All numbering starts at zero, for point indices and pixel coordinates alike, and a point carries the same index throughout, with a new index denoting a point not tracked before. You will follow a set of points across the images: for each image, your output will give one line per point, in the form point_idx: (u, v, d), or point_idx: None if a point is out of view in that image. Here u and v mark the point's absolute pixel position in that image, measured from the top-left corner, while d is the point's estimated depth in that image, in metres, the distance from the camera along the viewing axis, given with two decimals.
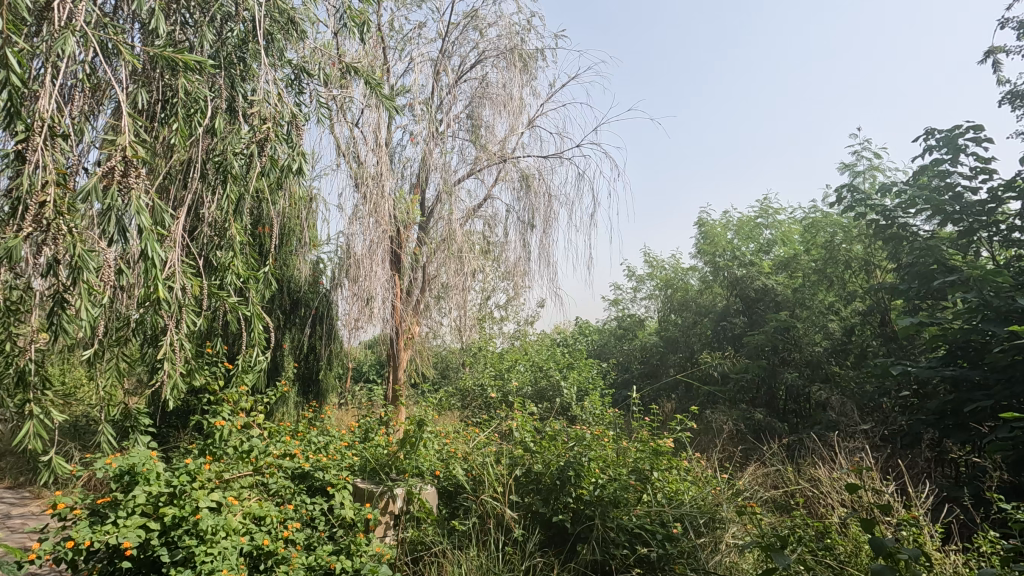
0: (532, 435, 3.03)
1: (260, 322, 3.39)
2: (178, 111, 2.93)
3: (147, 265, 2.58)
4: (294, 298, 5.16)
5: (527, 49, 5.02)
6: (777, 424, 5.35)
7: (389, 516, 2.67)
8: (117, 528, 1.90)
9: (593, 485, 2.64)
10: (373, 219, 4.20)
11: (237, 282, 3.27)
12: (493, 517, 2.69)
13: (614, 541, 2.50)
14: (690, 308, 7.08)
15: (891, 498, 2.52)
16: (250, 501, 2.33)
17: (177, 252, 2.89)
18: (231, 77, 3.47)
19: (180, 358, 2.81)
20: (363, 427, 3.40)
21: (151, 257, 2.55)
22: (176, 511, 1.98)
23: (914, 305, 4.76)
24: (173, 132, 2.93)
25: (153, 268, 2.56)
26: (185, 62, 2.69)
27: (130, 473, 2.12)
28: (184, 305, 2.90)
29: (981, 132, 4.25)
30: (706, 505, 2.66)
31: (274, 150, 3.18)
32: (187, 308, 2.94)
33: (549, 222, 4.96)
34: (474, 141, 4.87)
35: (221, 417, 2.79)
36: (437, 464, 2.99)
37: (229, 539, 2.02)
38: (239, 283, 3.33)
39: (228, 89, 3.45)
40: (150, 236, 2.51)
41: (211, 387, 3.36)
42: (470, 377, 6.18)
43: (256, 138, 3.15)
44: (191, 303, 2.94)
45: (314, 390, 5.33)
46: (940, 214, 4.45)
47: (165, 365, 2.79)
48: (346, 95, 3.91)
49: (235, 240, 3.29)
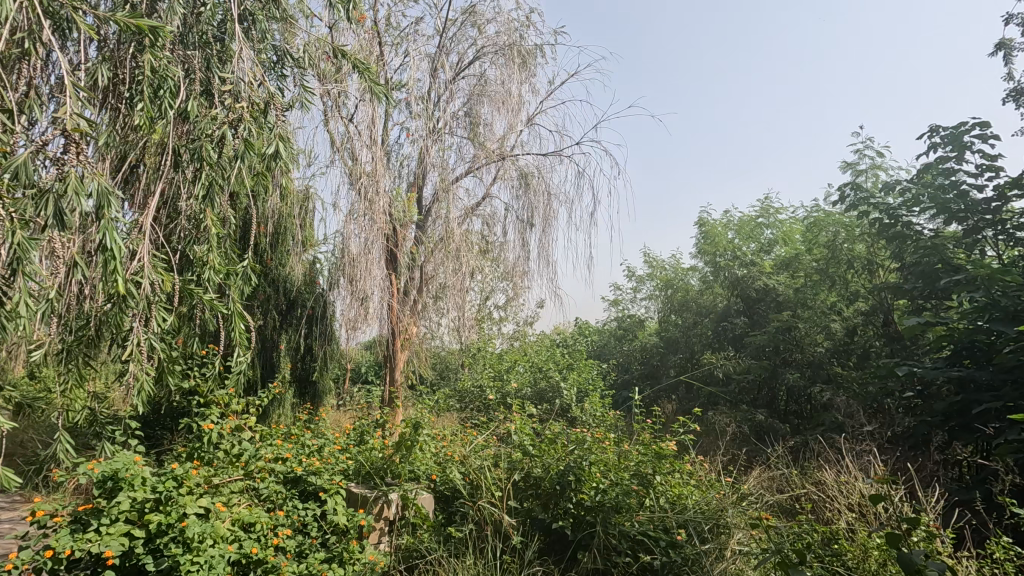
0: (531, 438, 2.95)
1: (242, 320, 3.29)
2: (143, 90, 2.83)
3: (106, 257, 2.46)
4: (290, 298, 5.12)
5: (526, 46, 4.96)
6: (779, 425, 5.28)
7: (384, 522, 2.63)
8: (99, 537, 1.84)
9: (594, 490, 2.57)
10: (369, 217, 4.12)
11: (214, 279, 3.16)
12: (491, 524, 2.61)
13: (616, 548, 2.43)
14: (691, 308, 7.03)
15: (901, 502, 2.45)
16: (239, 507, 2.27)
17: (146, 246, 2.80)
18: (207, 59, 3.33)
19: (146, 355, 2.72)
20: (357, 429, 3.33)
21: (109, 248, 2.44)
22: (161, 518, 1.92)
23: (919, 304, 4.68)
24: (139, 114, 2.82)
25: (112, 261, 2.44)
26: (139, 27, 2.49)
27: (114, 479, 2.06)
28: (153, 302, 2.80)
29: (987, 129, 4.19)
30: (710, 510, 2.58)
31: (246, 131, 3.19)
32: (158, 305, 2.85)
33: (549, 221, 4.89)
34: (472, 139, 4.80)
35: (208, 421, 2.72)
36: (433, 468, 2.93)
37: (216, 547, 1.96)
38: (220, 280, 3.23)
39: (203, 72, 3.31)
40: (110, 225, 2.40)
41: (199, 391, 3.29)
42: (469, 379, 6.10)
43: (222, 118, 3.17)
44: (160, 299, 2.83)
45: (311, 391, 5.27)
46: (945, 213, 4.39)
47: (133, 365, 2.69)
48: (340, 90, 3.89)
49: (211, 233, 3.18)
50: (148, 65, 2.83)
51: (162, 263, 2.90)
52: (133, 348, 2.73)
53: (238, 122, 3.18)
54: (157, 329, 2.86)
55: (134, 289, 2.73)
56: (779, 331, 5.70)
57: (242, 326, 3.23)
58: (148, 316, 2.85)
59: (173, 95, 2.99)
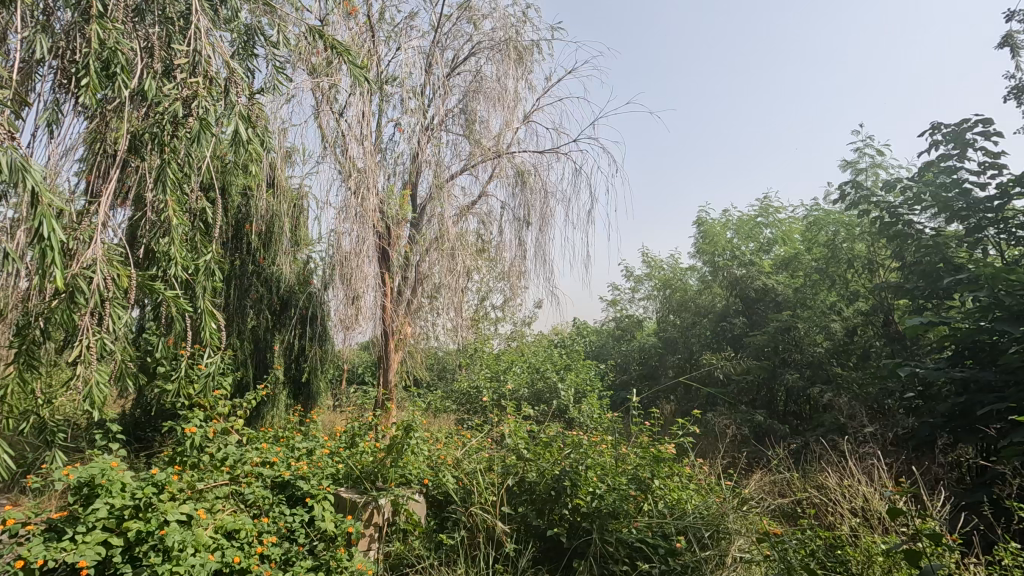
0: (527, 442, 2.88)
1: (213, 319, 3.12)
2: (89, 64, 2.54)
3: (43, 249, 2.23)
4: (283, 298, 5.07)
5: (522, 42, 4.89)
6: (780, 427, 5.22)
7: (373, 528, 2.56)
8: (74, 546, 1.78)
9: (590, 496, 2.49)
10: (362, 216, 4.06)
11: (181, 275, 2.95)
12: (483, 531, 2.54)
13: (614, 556, 2.36)
14: (690, 308, 6.95)
15: (905, 507, 2.40)
16: (222, 513, 2.21)
17: (98, 236, 2.56)
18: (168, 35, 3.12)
19: (95, 356, 2.50)
20: (349, 432, 3.25)
21: (46, 238, 2.20)
22: (140, 526, 1.86)
23: (919, 304, 4.62)
24: (82, 90, 2.55)
25: (49, 252, 2.20)
26: None
27: (90, 485, 1.98)
28: (110, 299, 2.59)
29: (990, 126, 4.13)
30: (712, 515, 2.51)
31: (200, 109, 2.88)
32: (115, 301, 2.63)
33: (545, 219, 4.83)
34: (468, 136, 4.73)
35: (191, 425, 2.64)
36: (426, 472, 2.86)
37: (198, 555, 1.90)
38: (187, 278, 3.07)
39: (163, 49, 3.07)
40: (45, 210, 2.15)
41: (186, 393, 3.22)
42: (465, 379, 6.03)
43: (176, 94, 2.88)
44: (116, 295, 2.59)
45: (305, 393, 5.20)
46: (947, 211, 4.34)
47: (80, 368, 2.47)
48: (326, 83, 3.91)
49: (171, 228, 2.90)
50: (95, 36, 2.57)
51: (118, 257, 2.66)
52: (81, 347, 2.51)
53: (190, 99, 2.89)
54: (110, 328, 2.61)
55: (84, 285, 2.50)
56: (778, 332, 5.65)
57: (212, 326, 3.06)
58: (101, 315, 2.62)
59: (127, 75, 2.70)
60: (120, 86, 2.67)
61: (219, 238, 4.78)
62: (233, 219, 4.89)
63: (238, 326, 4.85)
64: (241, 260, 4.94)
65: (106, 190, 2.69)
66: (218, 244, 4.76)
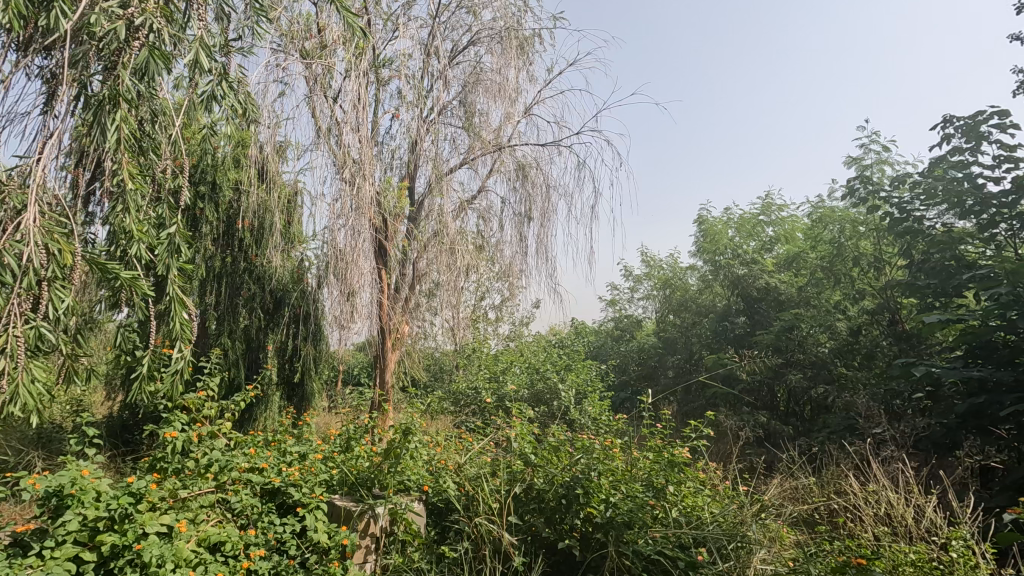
0: (532, 446, 2.71)
1: (182, 307, 2.93)
2: None
3: None
4: (276, 297, 4.92)
5: (524, 33, 4.76)
6: (785, 428, 5.10)
7: (370, 539, 2.43)
8: (43, 562, 1.66)
9: (604, 505, 2.36)
10: (357, 210, 3.91)
11: (142, 253, 2.81)
12: (489, 542, 2.40)
13: (630, 570, 2.22)
14: (690, 308, 6.82)
15: (935, 515, 2.27)
16: (205, 524, 2.08)
17: (34, 201, 2.39)
18: None
19: (22, 346, 2.29)
20: (343, 435, 3.09)
21: None
22: (116, 540, 1.74)
23: (927, 302, 4.51)
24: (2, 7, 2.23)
25: None
26: None
27: (59, 496, 1.85)
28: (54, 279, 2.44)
29: (1006, 118, 4.03)
30: (730, 523, 2.38)
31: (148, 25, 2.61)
32: (54, 283, 2.46)
33: (547, 215, 4.69)
34: (467, 129, 4.60)
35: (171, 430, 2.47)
36: (425, 478, 2.72)
37: (178, 571, 1.77)
38: (149, 257, 2.89)
39: None
40: None
41: (168, 396, 3.05)
42: (463, 381, 5.88)
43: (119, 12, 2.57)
44: (54, 274, 2.42)
45: (299, 393, 5.05)
46: (958, 206, 4.24)
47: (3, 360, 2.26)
48: (318, 62, 3.80)
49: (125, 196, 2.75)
50: None
51: (58, 229, 2.48)
52: (8, 338, 2.30)
53: (138, 16, 2.61)
54: (48, 316, 2.45)
55: (15, 260, 2.34)
56: (782, 331, 5.54)
57: (182, 314, 2.87)
58: (38, 299, 2.45)
59: (69, 5, 2.46)
60: (56, 14, 2.43)
61: (209, 235, 4.65)
62: (223, 216, 4.76)
63: (228, 325, 4.71)
64: (232, 257, 4.80)
65: (45, 151, 2.55)
66: (208, 241, 4.62)
